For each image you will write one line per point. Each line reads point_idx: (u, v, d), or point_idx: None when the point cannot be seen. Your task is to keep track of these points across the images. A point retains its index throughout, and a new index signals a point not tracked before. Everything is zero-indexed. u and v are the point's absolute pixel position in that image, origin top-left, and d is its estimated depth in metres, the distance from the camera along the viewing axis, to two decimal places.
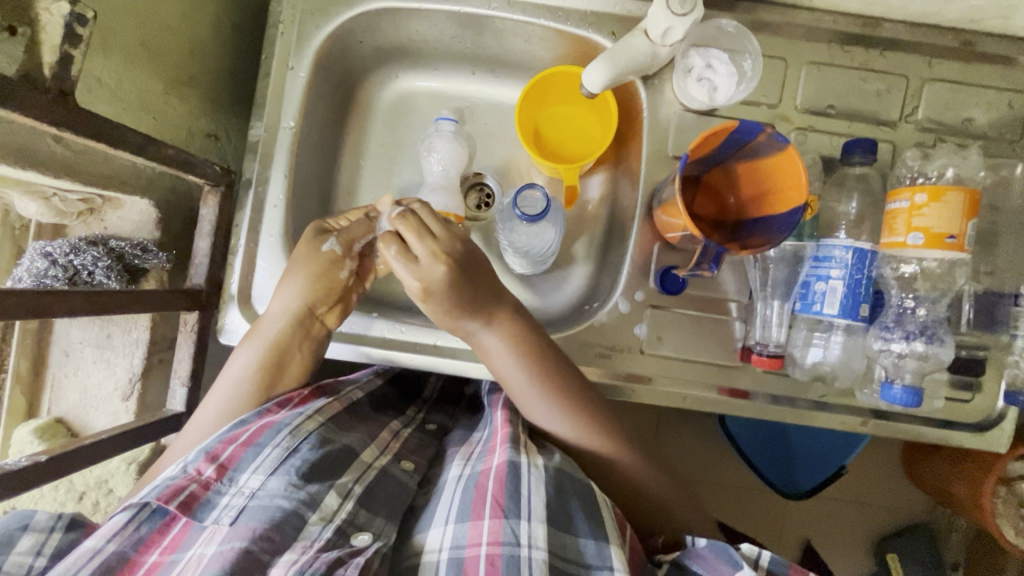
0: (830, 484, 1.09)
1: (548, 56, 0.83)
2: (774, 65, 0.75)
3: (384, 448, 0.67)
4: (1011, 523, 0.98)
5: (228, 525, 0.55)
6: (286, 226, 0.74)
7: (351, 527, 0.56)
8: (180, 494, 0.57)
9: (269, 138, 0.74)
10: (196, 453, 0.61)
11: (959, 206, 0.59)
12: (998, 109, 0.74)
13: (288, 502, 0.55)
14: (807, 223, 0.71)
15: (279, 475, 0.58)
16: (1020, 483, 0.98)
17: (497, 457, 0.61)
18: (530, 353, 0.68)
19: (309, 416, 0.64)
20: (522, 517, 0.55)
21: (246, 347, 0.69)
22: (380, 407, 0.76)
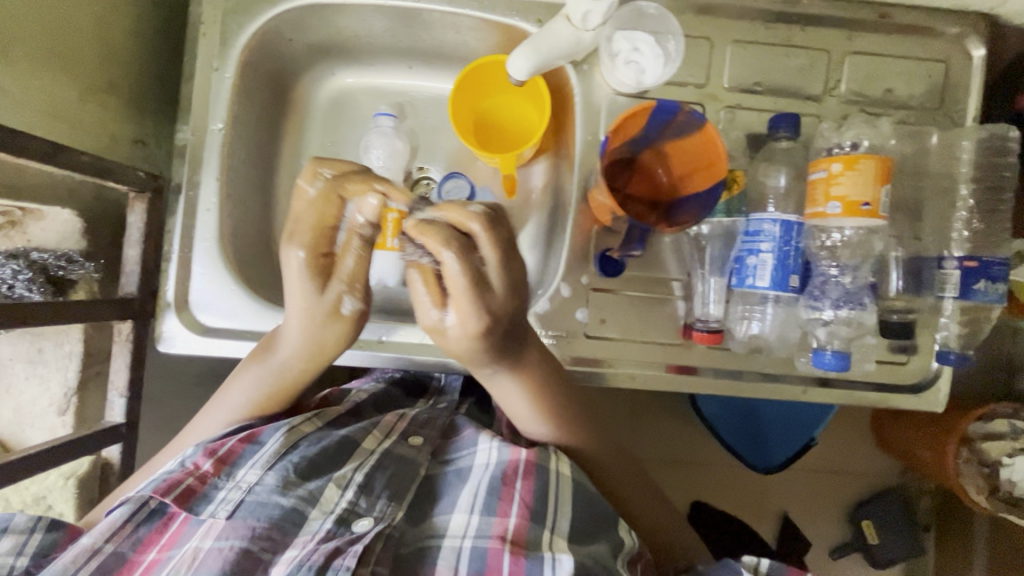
0: (802, 456, 1.13)
1: (480, 46, 0.84)
2: (699, 46, 0.76)
3: (389, 430, 0.69)
4: (974, 483, 1.03)
5: (225, 519, 0.57)
6: (222, 230, 0.74)
7: (353, 514, 0.59)
8: (176, 488, 0.59)
9: (197, 141, 0.73)
10: (194, 448, 0.63)
11: (872, 172, 0.60)
12: (917, 79, 0.77)
13: (287, 500, 0.58)
14: (735, 198, 0.73)
15: (277, 470, 0.60)
16: (982, 443, 1.02)
17: (525, 453, 0.62)
18: (544, 387, 0.69)
19: (307, 418, 0.68)
20: (547, 525, 0.58)
21: (248, 375, 0.69)
22: (383, 407, 0.78)
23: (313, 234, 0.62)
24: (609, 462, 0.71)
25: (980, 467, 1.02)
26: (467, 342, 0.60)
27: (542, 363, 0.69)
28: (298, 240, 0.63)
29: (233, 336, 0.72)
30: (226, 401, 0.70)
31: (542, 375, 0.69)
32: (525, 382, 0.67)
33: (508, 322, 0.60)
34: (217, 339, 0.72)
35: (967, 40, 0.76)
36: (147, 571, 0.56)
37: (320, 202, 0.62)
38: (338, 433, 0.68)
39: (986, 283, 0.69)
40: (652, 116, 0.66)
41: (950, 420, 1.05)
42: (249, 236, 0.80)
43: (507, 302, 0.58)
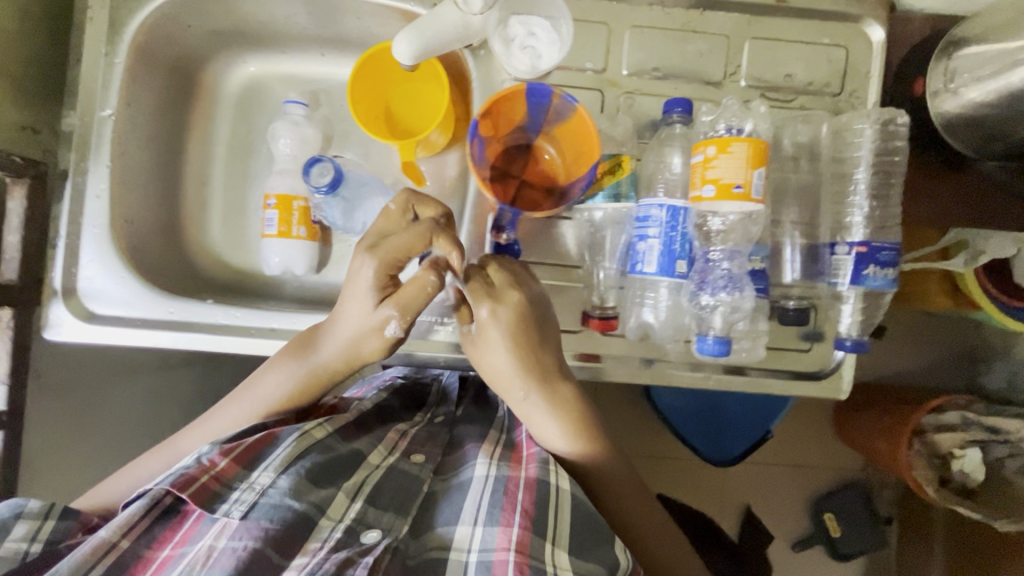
0: (756, 449, 1.13)
1: (384, 32, 0.83)
2: (597, 30, 0.76)
3: (390, 448, 0.69)
4: (927, 478, 1.02)
5: (239, 519, 0.57)
6: (112, 217, 0.73)
7: (361, 525, 0.59)
8: (191, 485, 0.59)
9: (85, 127, 0.72)
10: (211, 446, 0.63)
11: (744, 155, 0.60)
12: (818, 64, 0.76)
13: (299, 504, 0.58)
14: (624, 180, 0.70)
15: (288, 474, 0.60)
16: (935, 435, 1.04)
17: (525, 470, 0.63)
18: (579, 415, 0.69)
19: (318, 423, 0.67)
20: (548, 539, 0.57)
21: (281, 372, 0.69)
22: (388, 415, 0.77)
23: (390, 258, 0.63)
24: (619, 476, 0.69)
25: (932, 458, 1.03)
26: (506, 347, 0.67)
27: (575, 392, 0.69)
28: (377, 257, 0.63)
29: (121, 323, 0.72)
30: (223, 416, 0.70)
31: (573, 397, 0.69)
32: (561, 410, 0.68)
33: (531, 340, 0.68)
34: (103, 327, 0.71)
35: (864, 24, 0.76)
36: (160, 569, 0.55)
37: (404, 237, 0.63)
38: (347, 441, 0.68)
39: (875, 268, 0.68)
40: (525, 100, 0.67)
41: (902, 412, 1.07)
42: (148, 224, 0.80)
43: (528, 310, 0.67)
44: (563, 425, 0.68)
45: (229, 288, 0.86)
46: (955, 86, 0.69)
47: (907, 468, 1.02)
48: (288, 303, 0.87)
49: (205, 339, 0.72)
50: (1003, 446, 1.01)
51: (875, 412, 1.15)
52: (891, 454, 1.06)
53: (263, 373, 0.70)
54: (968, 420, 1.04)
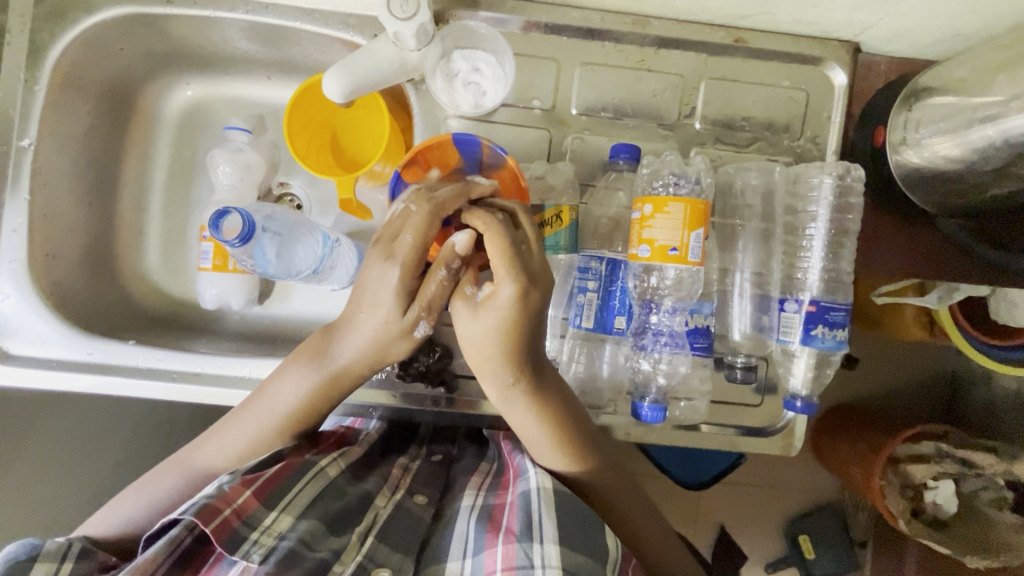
0: (727, 475, 1.10)
1: (327, 59, 0.79)
2: (545, 67, 0.72)
3: (395, 488, 0.67)
4: (897, 503, 0.97)
5: (257, 564, 0.53)
6: (33, 251, 0.70)
7: (371, 563, 0.57)
8: (214, 518, 0.54)
9: (3, 159, 0.69)
10: (231, 475, 0.59)
11: (682, 216, 0.56)
12: (777, 108, 0.73)
13: (317, 551, 0.55)
14: (564, 233, 0.65)
15: (309, 517, 0.57)
16: (907, 464, 1.00)
17: (511, 492, 0.63)
18: (558, 409, 0.62)
19: (333, 458, 0.65)
20: (535, 540, 0.56)
21: (293, 378, 0.63)
22: (388, 452, 0.75)
23: (414, 255, 0.56)
24: (614, 487, 0.67)
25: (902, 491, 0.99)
26: (500, 323, 0.57)
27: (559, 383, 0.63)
28: (399, 258, 0.56)
29: (38, 365, 0.69)
30: (232, 436, 0.64)
31: (566, 407, 0.63)
32: (542, 402, 0.61)
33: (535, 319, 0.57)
34: (17, 369, 0.68)
35: (826, 66, 0.72)
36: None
37: (427, 225, 0.56)
38: (356, 482, 0.65)
39: (824, 329, 0.65)
40: (455, 150, 0.62)
41: (877, 440, 1.03)
42: (78, 256, 0.77)
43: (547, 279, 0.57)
44: (547, 435, 0.63)
45: (165, 321, 0.83)
46: (919, 136, 0.66)
47: (880, 497, 0.97)
48: (227, 337, 0.84)
49: (125, 383, 0.70)
50: (976, 479, 0.99)
51: (855, 433, 1.10)
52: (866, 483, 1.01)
53: (279, 373, 0.63)
54: (942, 450, 1.00)
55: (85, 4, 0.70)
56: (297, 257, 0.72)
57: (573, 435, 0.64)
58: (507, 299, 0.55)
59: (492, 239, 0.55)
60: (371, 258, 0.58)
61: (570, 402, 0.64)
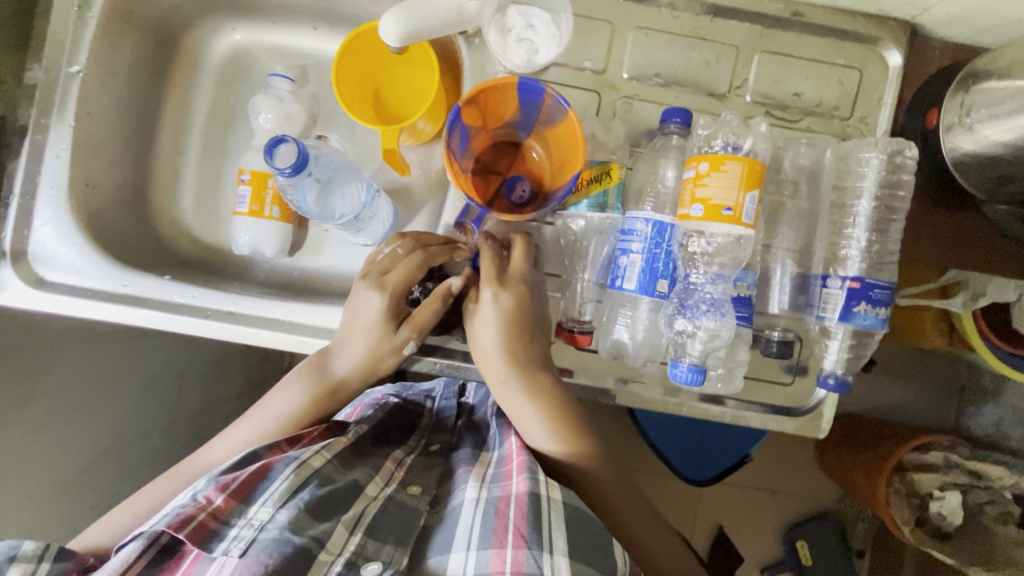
0: (734, 471, 1.10)
1: (378, 10, 0.78)
2: (599, 29, 0.71)
3: (388, 479, 0.64)
4: (900, 512, 0.98)
5: (237, 558, 0.52)
6: (72, 179, 0.69)
7: (360, 558, 0.54)
8: (188, 525, 0.54)
9: (48, 83, 0.68)
10: (207, 481, 0.58)
11: (738, 176, 0.56)
12: (829, 86, 0.72)
13: (298, 538, 0.53)
14: (613, 191, 0.65)
15: (288, 508, 0.55)
16: (916, 475, 0.99)
17: (514, 485, 0.57)
18: (559, 399, 0.65)
19: (317, 450, 0.61)
20: (544, 549, 0.52)
21: (294, 386, 0.67)
22: (383, 439, 0.72)
23: (399, 287, 0.66)
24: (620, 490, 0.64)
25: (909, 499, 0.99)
26: (501, 327, 0.65)
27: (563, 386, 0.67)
28: (385, 289, 0.66)
29: (72, 293, 0.68)
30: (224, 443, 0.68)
31: (568, 405, 0.65)
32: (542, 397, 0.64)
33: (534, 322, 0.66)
34: (51, 295, 0.67)
35: (882, 46, 0.71)
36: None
37: (414, 268, 0.66)
38: (347, 470, 0.62)
39: (866, 306, 0.65)
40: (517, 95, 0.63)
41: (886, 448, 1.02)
42: (114, 192, 0.76)
43: (521, 287, 0.65)
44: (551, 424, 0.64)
45: (195, 265, 0.82)
46: (971, 120, 0.64)
47: (885, 506, 0.97)
48: (255, 286, 0.84)
49: (157, 317, 0.69)
50: (983, 492, 0.96)
51: (863, 444, 1.09)
52: (871, 492, 1.00)
53: (276, 387, 0.68)
54: (950, 462, 0.99)
55: None
56: (338, 204, 0.72)
57: (577, 424, 0.65)
58: (504, 304, 0.65)
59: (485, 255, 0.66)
60: (357, 281, 0.68)
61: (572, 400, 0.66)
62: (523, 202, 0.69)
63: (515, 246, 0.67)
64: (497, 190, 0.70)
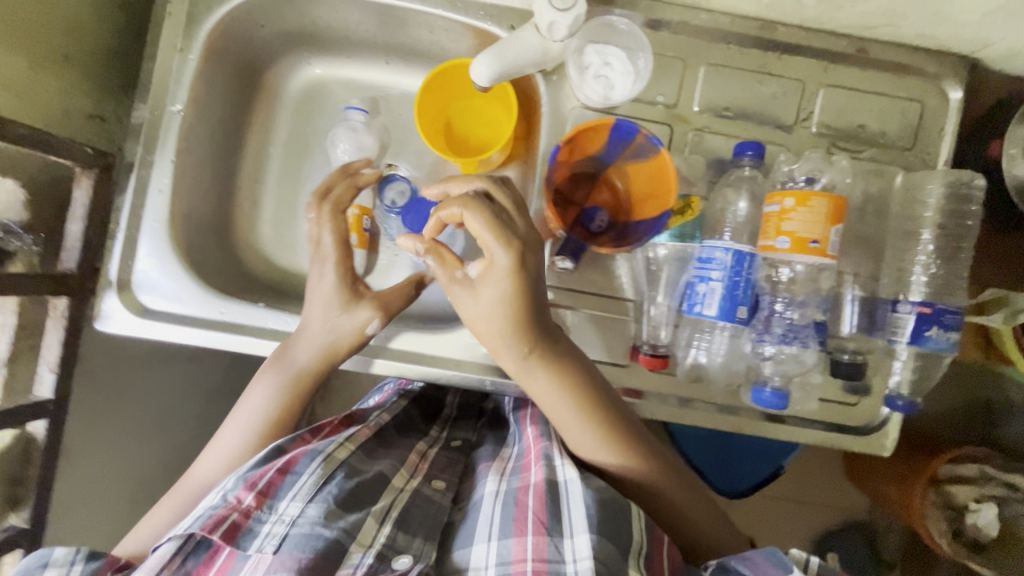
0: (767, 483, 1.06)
1: (455, 47, 0.82)
2: (671, 65, 0.75)
3: (413, 471, 0.65)
4: (936, 523, 0.98)
5: (272, 554, 0.53)
6: (172, 212, 0.73)
7: (392, 550, 0.55)
8: (222, 525, 0.54)
9: (153, 121, 0.72)
10: (236, 481, 0.57)
11: (823, 211, 0.59)
12: (892, 117, 0.75)
13: (330, 531, 0.53)
14: (689, 223, 0.70)
15: (318, 502, 0.56)
16: (952, 486, 0.99)
17: (533, 475, 0.60)
18: (573, 371, 0.63)
19: (342, 441, 0.62)
20: (564, 535, 0.54)
21: (269, 377, 0.69)
22: (405, 429, 0.74)
23: (339, 247, 0.73)
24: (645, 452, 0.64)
25: (944, 509, 0.99)
26: (502, 294, 0.60)
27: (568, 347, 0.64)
28: (330, 257, 0.72)
29: (173, 320, 0.71)
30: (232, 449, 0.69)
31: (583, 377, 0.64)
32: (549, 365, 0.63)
33: (535, 283, 0.61)
34: (155, 322, 0.71)
35: (944, 81, 0.75)
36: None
37: (340, 224, 0.73)
38: (372, 459, 0.63)
39: (937, 330, 0.67)
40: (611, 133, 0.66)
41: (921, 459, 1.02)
42: (204, 222, 0.79)
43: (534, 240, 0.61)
44: (576, 404, 0.63)
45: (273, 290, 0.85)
46: None
47: (920, 516, 0.97)
48: None
49: (252, 342, 0.72)
50: (1020, 505, 0.96)
51: (898, 453, 1.09)
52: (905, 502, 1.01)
53: (253, 385, 0.70)
54: (987, 474, 0.98)
55: None
56: None
57: (606, 406, 0.64)
58: (503, 264, 0.59)
59: (472, 213, 0.59)
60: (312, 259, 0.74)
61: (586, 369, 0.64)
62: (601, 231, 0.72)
63: (488, 186, 0.62)
64: (576, 219, 0.72)
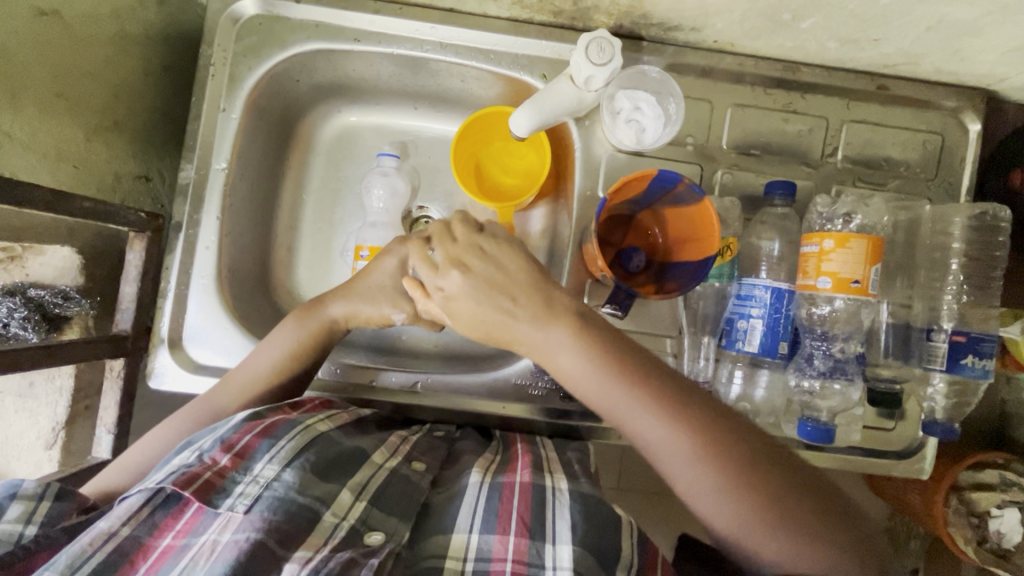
0: None
1: (486, 94, 0.83)
2: (700, 108, 0.77)
3: (393, 451, 0.63)
4: (961, 532, 0.90)
5: (242, 514, 0.50)
6: (219, 268, 0.74)
7: (364, 527, 0.53)
8: (194, 483, 0.52)
9: (200, 181, 0.74)
10: (213, 441, 0.56)
11: (863, 252, 0.61)
12: (914, 150, 0.78)
13: (304, 498, 0.52)
14: (727, 266, 0.71)
15: (295, 468, 0.53)
16: (972, 492, 0.90)
17: (520, 475, 0.58)
18: (587, 327, 0.57)
19: (322, 418, 0.61)
20: (546, 539, 0.51)
21: (294, 324, 0.69)
22: (386, 425, 0.73)
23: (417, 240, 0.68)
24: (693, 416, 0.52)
25: (969, 517, 0.90)
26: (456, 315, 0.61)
27: (540, 298, 0.58)
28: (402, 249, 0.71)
29: (224, 374, 0.73)
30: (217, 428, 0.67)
31: (598, 333, 0.57)
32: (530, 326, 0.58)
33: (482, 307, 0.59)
34: (209, 376, 0.72)
35: (963, 114, 0.78)
36: (163, 562, 0.48)
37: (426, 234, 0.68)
38: (353, 438, 0.62)
39: (974, 358, 0.69)
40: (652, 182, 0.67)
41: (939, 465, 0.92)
42: (249, 273, 0.81)
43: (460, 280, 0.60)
44: (590, 360, 0.56)
45: None
46: None
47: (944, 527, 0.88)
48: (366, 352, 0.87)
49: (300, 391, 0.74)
50: None
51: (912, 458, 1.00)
52: (926, 509, 0.91)
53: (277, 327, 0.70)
54: (1006, 479, 0.90)
55: (279, 40, 0.75)
56: None
57: (626, 362, 0.56)
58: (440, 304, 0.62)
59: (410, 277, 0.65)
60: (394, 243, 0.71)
61: (606, 327, 0.58)
62: (638, 271, 0.73)
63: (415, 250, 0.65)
64: (614, 260, 0.74)
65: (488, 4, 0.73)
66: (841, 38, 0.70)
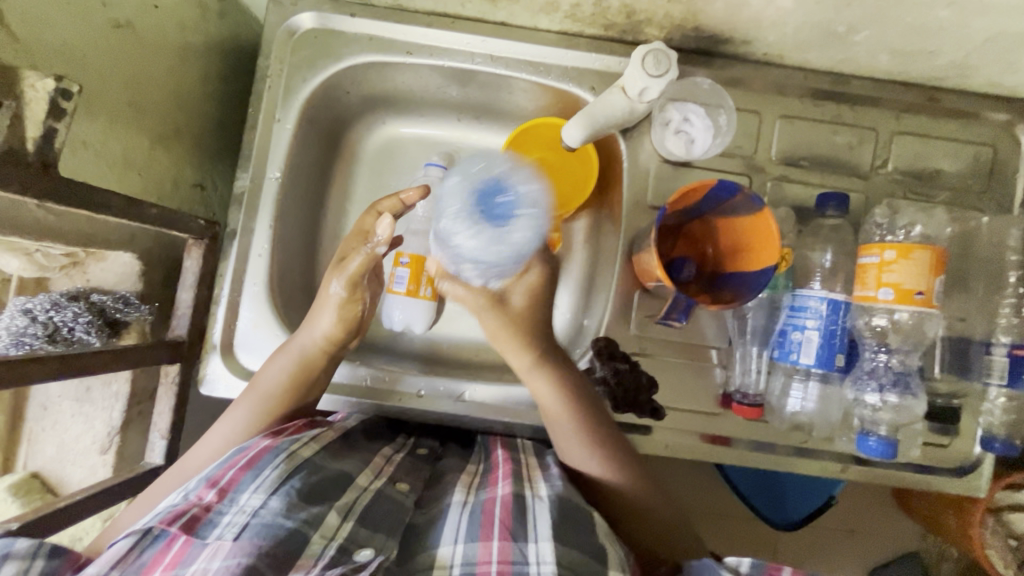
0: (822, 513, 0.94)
1: (532, 107, 0.83)
2: (749, 119, 0.77)
3: (377, 473, 0.61)
4: (999, 555, 0.85)
5: (231, 542, 0.48)
6: (270, 275, 0.74)
7: (353, 543, 0.51)
8: (181, 518, 0.49)
9: (254, 189, 0.75)
10: (198, 481, 0.54)
11: (926, 264, 0.61)
12: (966, 160, 0.77)
13: (292, 521, 0.50)
14: (781, 276, 0.72)
15: (281, 495, 0.52)
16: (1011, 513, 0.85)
17: (501, 488, 0.57)
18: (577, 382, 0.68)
19: (306, 442, 0.59)
20: (528, 539, 0.50)
21: (246, 400, 0.66)
22: (375, 437, 0.70)
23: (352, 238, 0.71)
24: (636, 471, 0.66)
25: (1007, 540, 0.85)
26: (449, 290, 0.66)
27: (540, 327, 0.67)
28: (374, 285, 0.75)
29: None
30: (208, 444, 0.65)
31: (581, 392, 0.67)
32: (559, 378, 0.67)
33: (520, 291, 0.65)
34: None
35: (1015, 127, 0.77)
36: None
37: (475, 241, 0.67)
38: (338, 459, 0.60)
39: None
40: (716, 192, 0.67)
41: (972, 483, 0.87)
42: (296, 282, 0.81)
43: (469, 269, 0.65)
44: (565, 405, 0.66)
45: None
46: None
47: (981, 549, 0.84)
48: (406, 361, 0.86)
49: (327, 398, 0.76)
50: None
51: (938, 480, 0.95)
52: (961, 531, 0.87)
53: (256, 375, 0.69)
54: None
55: (333, 53, 0.77)
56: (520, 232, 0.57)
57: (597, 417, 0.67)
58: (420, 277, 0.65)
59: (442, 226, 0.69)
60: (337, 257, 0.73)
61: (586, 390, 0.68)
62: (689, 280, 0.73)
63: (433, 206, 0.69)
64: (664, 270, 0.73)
65: (541, 17, 0.74)
66: (895, 50, 0.70)
